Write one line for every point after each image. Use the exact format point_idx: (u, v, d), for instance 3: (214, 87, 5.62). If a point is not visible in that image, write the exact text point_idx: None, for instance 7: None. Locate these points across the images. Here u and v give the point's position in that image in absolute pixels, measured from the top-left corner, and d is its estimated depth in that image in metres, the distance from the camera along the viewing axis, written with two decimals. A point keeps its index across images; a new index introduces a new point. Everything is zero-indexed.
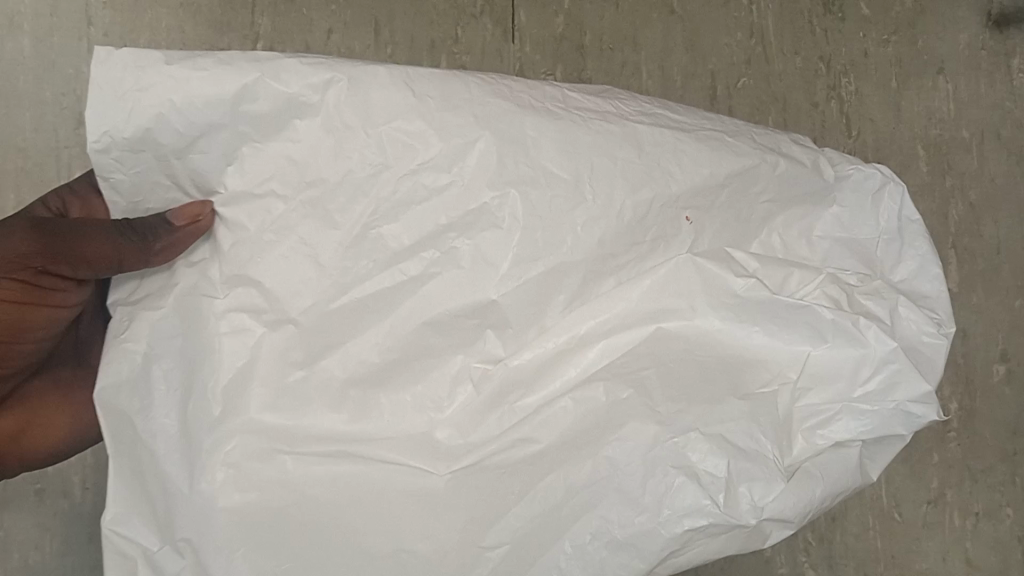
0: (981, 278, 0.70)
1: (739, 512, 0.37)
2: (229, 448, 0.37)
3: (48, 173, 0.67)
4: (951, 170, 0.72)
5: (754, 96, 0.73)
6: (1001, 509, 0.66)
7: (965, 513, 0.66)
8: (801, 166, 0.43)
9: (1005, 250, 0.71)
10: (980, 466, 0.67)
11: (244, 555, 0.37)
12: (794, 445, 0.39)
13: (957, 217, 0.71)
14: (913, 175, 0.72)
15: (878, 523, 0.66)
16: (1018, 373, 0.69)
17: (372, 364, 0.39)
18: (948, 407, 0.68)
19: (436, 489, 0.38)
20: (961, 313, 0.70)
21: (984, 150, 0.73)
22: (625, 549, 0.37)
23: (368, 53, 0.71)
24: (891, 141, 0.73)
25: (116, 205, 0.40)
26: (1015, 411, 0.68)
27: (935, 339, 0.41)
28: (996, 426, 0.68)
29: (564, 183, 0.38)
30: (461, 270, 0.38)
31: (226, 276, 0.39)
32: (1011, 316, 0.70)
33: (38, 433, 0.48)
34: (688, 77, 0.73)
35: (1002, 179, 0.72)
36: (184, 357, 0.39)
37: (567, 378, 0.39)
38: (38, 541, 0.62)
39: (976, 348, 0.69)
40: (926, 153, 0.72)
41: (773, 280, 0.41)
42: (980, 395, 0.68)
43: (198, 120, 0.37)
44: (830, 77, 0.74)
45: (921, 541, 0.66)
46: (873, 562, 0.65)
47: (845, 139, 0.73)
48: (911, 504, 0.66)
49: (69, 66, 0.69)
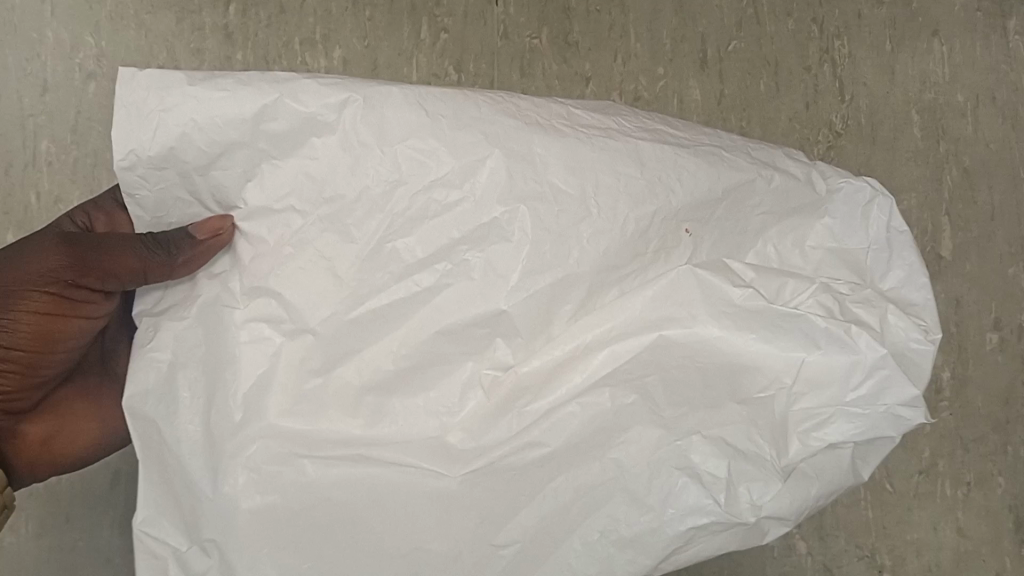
0: (974, 246, 0.72)
1: (740, 511, 0.39)
2: (251, 452, 0.39)
3: (10, 141, 0.67)
4: (946, 135, 0.74)
5: (746, 59, 0.75)
6: (992, 478, 0.68)
7: (957, 483, 0.68)
8: (794, 180, 0.46)
9: (1000, 216, 0.72)
10: (972, 435, 0.68)
11: (268, 556, 0.38)
12: (789, 447, 0.41)
13: (952, 182, 0.73)
14: (908, 140, 0.73)
15: (869, 494, 0.67)
16: (1010, 343, 0.70)
17: (388, 371, 0.41)
18: (942, 375, 0.69)
19: (450, 490, 0.39)
20: (953, 282, 0.71)
21: (978, 115, 0.74)
22: (631, 546, 0.39)
23: (345, 16, 0.72)
24: (884, 105, 0.74)
25: (141, 220, 0.43)
26: (1009, 379, 0.69)
27: (923, 345, 0.43)
28: (989, 396, 0.69)
29: (570, 199, 0.40)
30: (473, 281, 0.40)
31: (247, 288, 0.41)
32: (1006, 284, 0.71)
33: (67, 439, 0.49)
34: (677, 40, 0.75)
35: (997, 145, 0.74)
36: (205, 365, 0.41)
37: (572, 385, 0.40)
38: (13, 525, 0.61)
39: (969, 317, 0.70)
40: (921, 118, 0.74)
41: (770, 289, 0.43)
42: (973, 363, 0.70)
43: (220, 138, 0.40)
44: (823, 40, 0.75)
45: (912, 511, 0.67)
46: (863, 531, 0.67)
47: (839, 103, 0.74)
48: (903, 475, 0.68)
49: (32, 30, 0.69)
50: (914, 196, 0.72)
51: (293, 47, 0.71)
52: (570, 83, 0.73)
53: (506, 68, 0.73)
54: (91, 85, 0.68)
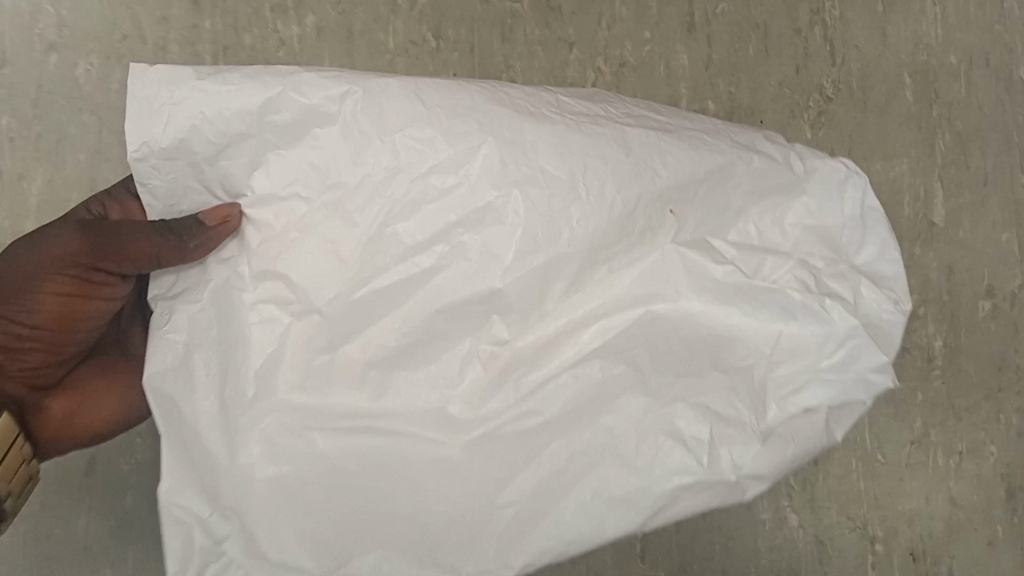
0: (968, 211, 0.70)
1: (722, 471, 0.42)
2: (265, 425, 0.42)
3: None
4: (939, 100, 0.71)
5: (733, 23, 0.73)
6: (985, 448, 0.66)
7: (949, 452, 0.66)
8: (772, 162, 0.48)
9: (993, 180, 0.70)
10: (964, 404, 0.67)
11: (284, 521, 0.41)
12: (768, 412, 0.44)
13: (944, 147, 0.71)
14: (901, 104, 0.71)
15: (861, 466, 0.66)
16: (1003, 310, 0.68)
17: (391, 348, 0.43)
18: (930, 345, 0.67)
19: (452, 457, 0.42)
20: (944, 249, 0.69)
21: (972, 77, 0.72)
22: (623, 505, 0.42)
23: None
24: (877, 68, 0.72)
25: (154, 208, 0.45)
26: (1001, 347, 0.67)
27: (893, 316, 0.46)
28: (981, 363, 0.67)
29: (560, 181, 0.43)
30: (469, 261, 0.42)
31: (255, 271, 0.43)
32: (998, 253, 0.69)
33: (89, 415, 0.51)
34: (662, 4, 0.73)
35: (991, 108, 0.71)
36: (220, 344, 0.43)
37: (564, 356, 0.43)
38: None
39: (962, 286, 0.69)
40: (913, 82, 0.72)
41: (749, 265, 0.45)
42: (965, 332, 0.68)
43: (227, 129, 0.42)
44: (812, 2, 0.73)
45: (905, 482, 0.66)
46: (854, 503, 0.66)
47: (828, 67, 0.72)
48: (895, 445, 0.66)
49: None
50: (909, 159, 0.70)
51: (263, 15, 0.71)
52: (553, 49, 0.73)
53: (485, 34, 0.73)
54: (53, 56, 0.69)
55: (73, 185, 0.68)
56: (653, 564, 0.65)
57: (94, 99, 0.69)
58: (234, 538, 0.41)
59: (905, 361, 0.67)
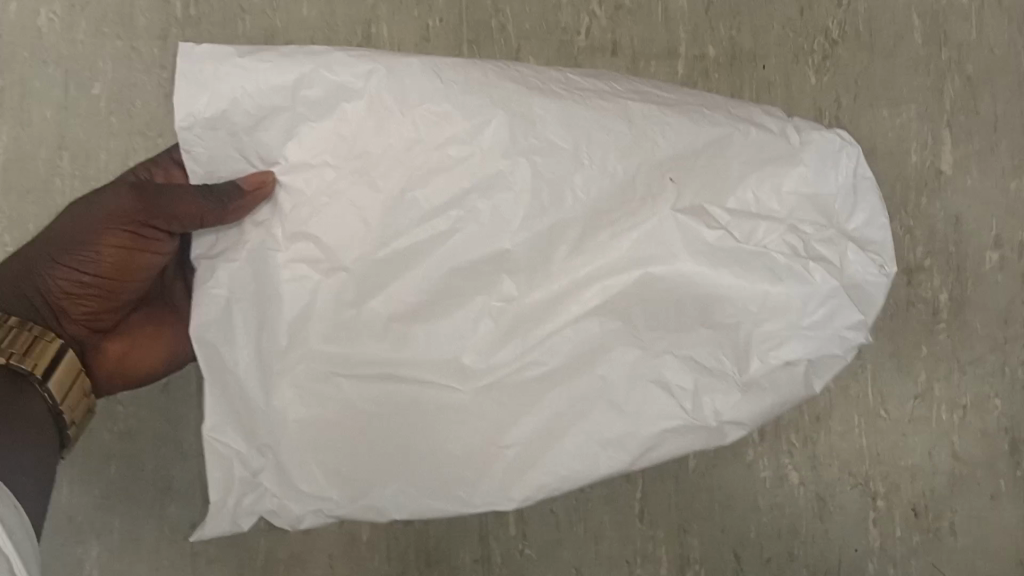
0: (976, 158, 0.71)
1: (703, 415, 0.47)
2: (296, 371, 0.47)
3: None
4: (948, 42, 0.72)
5: None
6: (988, 401, 0.69)
7: (953, 407, 0.68)
8: (769, 134, 0.49)
9: (1002, 127, 0.71)
10: (969, 357, 0.69)
11: (314, 457, 0.47)
12: (751, 364, 0.47)
13: (953, 92, 0.71)
14: (908, 46, 0.72)
15: (863, 421, 0.68)
16: (1010, 261, 0.70)
17: (410, 303, 0.47)
18: (937, 298, 0.69)
19: (463, 402, 0.47)
20: (955, 198, 0.70)
21: (983, 17, 0.72)
22: (614, 445, 0.47)
23: None
24: (884, 9, 0.72)
25: (195, 172, 0.49)
26: (1005, 296, 0.70)
27: (877, 278, 0.49)
28: (987, 315, 0.69)
29: (564, 150, 0.47)
30: (480, 224, 0.46)
31: (289, 232, 0.47)
32: (1005, 199, 0.71)
33: (138, 358, 0.58)
34: None
35: (1001, 50, 0.72)
36: (257, 298, 0.48)
37: (568, 313, 0.47)
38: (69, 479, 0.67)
39: (968, 236, 0.70)
40: (921, 23, 0.72)
41: (742, 231, 0.48)
42: (971, 284, 0.70)
43: (264, 104, 0.46)
44: None
45: (907, 437, 0.68)
46: (856, 460, 0.68)
47: (835, 8, 0.72)
48: (898, 401, 0.68)
49: None
50: (916, 105, 0.71)
51: None
52: None
53: None
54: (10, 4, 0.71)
55: (41, 142, 0.70)
56: (652, 523, 0.68)
57: (58, 51, 0.71)
58: (267, 470, 0.47)
59: (910, 318, 0.69)
